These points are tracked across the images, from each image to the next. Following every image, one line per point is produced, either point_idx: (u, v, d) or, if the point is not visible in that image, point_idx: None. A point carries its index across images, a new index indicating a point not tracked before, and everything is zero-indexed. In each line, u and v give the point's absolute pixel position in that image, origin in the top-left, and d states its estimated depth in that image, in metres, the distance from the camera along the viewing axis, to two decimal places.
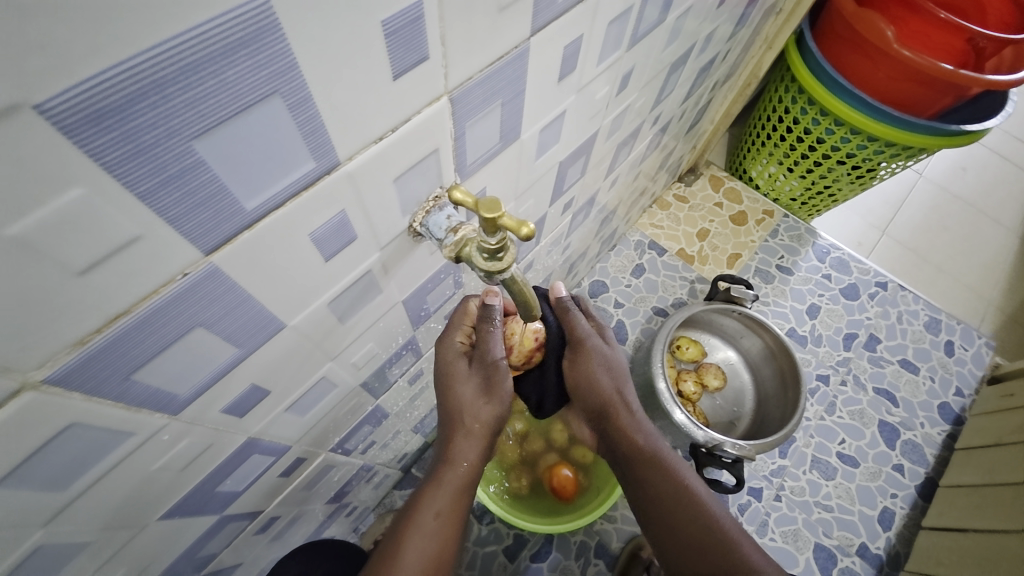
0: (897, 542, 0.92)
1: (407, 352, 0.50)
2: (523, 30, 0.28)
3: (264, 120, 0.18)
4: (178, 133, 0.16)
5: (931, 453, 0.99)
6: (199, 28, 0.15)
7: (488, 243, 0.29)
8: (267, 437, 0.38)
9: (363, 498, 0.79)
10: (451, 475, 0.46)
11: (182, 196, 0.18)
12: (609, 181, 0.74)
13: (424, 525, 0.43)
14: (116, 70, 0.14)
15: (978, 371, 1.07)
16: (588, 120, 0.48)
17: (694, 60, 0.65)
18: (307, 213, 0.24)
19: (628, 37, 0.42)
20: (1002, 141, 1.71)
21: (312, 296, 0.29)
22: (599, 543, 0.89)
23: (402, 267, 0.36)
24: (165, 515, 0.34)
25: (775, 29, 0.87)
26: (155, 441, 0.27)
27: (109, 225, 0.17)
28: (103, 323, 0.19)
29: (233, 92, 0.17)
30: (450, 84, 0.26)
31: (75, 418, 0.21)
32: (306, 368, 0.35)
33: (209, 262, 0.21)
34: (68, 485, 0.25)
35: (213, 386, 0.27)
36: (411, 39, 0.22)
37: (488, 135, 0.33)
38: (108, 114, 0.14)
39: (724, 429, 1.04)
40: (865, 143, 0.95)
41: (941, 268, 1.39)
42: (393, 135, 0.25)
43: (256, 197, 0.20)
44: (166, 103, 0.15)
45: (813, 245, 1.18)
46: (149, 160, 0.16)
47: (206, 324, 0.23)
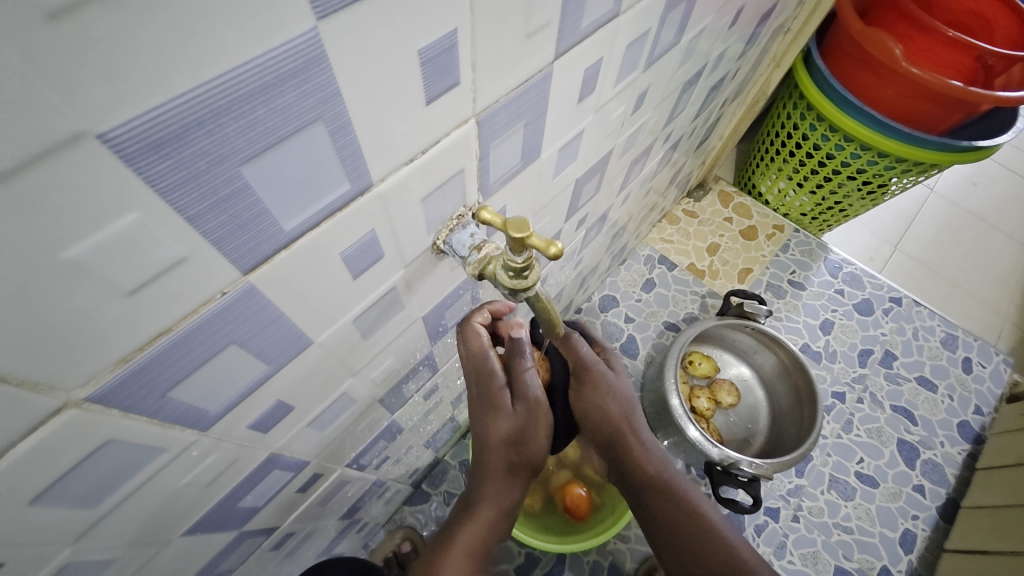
0: (919, 565, 0.90)
1: (424, 367, 0.50)
2: (547, 54, 0.29)
3: (307, 145, 0.19)
4: (229, 159, 0.17)
5: (953, 473, 0.97)
6: (253, 60, 0.15)
7: (514, 262, 0.29)
8: (288, 453, 0.38)
9: (374, 514, 0.78)
10: (483, 499, 0.46)
11: (227, 219, 0.18)
12: (621, 197, 0.75)
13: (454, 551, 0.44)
14: (177, 101, 0.14)
15: (998, 388, 1.05)
16: (604, 139, 0.49)
17: (705, 79, 0.66)
18: (340, 232, 0.24)
19: (644, 59, 0.43)
20: (1013, 156, 1.70)
21: (339, 313, 0.29)
22: (613, 562, 0.87)
23: (424, 284, 0.36)
24: (187, 531, 0.34)
25: (784, 48, 0.88)
26: (183, 457, 0.27)
27: (159, 248, 0.17)
28: (145, 341, 0.20)
29: (280, 119, 0.17)
30: (478, 107, 0.26)
31: (111, 435, 0.22)
32: (328, 385, 0.35)
33: (247, 281, 0.21)
34: (99, 502, 0.25)
35: (241, 402, 0.28)
36: (445, 65, 0.22)
37: (510, 154, 0.34)
38: (167, 142, 0.15)
39: (739, 446, 1.02)
40: (876, 159, 0.95)
41: (956, 284, 1.37)
42: (423, 156, 0.25)
43: (295, 218, 0.21)
44: (219, 131, 0.16)
45: (825, 260, 1.17)
46: (200, 186, 0.17)
47: (240, 341, 0.24)
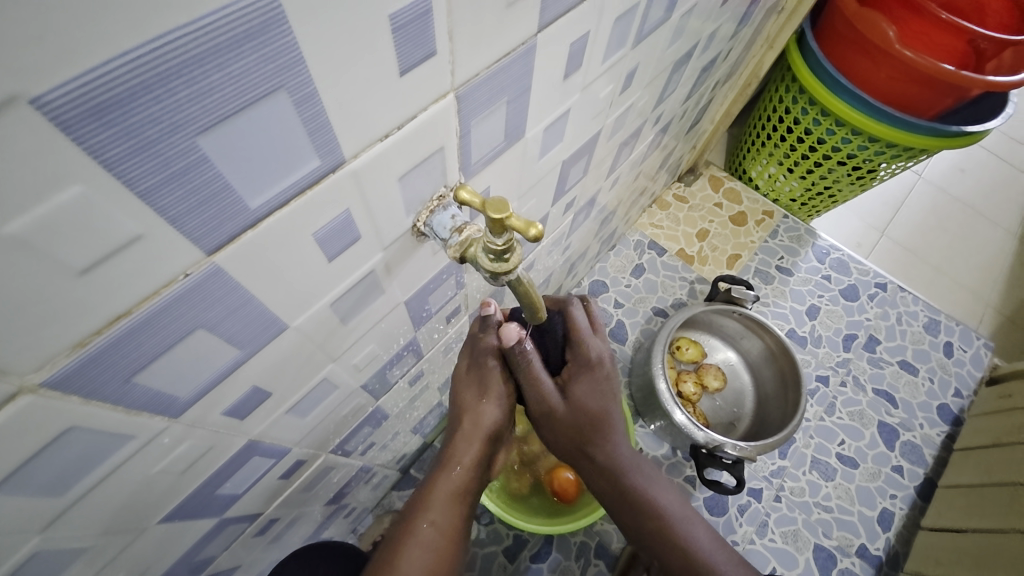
0: (896, 542, 0.92)
1: (408, 352, 0.50)
2: (530, 26, 0.27)
3: (270, 116, 0.18)
4: (182, 129, 0.16)
5: (931, 454, 1.00)
6: (203, 19, 0.14)
7: (494, 244, 0.28)
8: (268, 439, 0.37)
9: (361, 498, 0.78)
10: (447, 482, 0.45)
11: (184, 195, 0.17)
12: (610, 181, 0.74)
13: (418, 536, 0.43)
14: (118, 62, 0.13)
15: (977, 372, 1.08)
16: (591, 120, 0.48)
17: (696, 60, 0.65)
18: (313, 211, 0.23)
19: (632, 35, 0.42)
20: (1000, 143, 1.71)
21: (315, 296, 0.29)
22: (599, 543, 0.88)
23: (405, 268, 0.35)
24: (164, 518, 0.33)
25: (776, 29, 0.87)
26: (155, 444, 0.26)
27: (110, 224, 0.16)
28: (103, 325, 0.19)
29: (238, 86, 0.16)
30: (456, 81, 0.25)
31: (73, 422, 0.21)
32: (306, 370, 0.34)
33: (212, 262, 0.20)
34: (66, 490, 0.24)
35: (215, 387, 0.27)
36: (420, 34, 0.21)
37: (493, 133, 0.32)
38: (110, 108, 0.14)
39: (725, 430, 1.03)
40: (866, 143, 0.95)
41: (940, 270, 1.39)
42: (398, 132, 0.24)
43: (260, 196, 0.20)
44: (169, 97, 0.15)
45: (812, 246, 1.18)
46: (151, 157, 0.16)
47: (209, 325, 0.23)
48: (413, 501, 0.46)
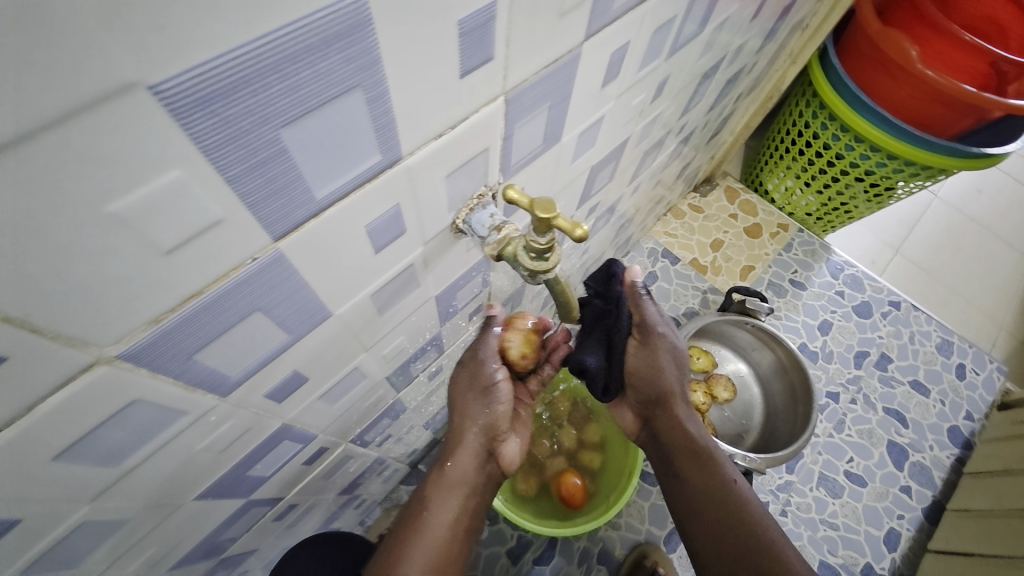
0: (902, 564, 0.92)
1: (431, 348, 0.51)
2: (577, 35, 0.28)
3: (344, 111, 0.19)
4: (270, 121, 0.17)
5: (940, 475, 0.99)
6: (301, 18, 0.15)
7: (537, 242, 0.29)
8: (298, 425, 0.38)
9: (371, 491, 0.79)
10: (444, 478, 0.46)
11: (263, 183, 0.18)
12: (631, 188, 0.75)
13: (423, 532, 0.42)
14: (227, 55, 0.14)
15: (990, 395, 1.07)
16: (621, 127, 0.49)
17: (723, 72, 0.66)
18: (367, 204, 0.24)
19: (667, 47, 0.42)
20: (1021, 166, 1.70)
21: (358, 287, 0.30)
22: (602, 549, 0.89)
23: (440, 263, 0.36)
24: (199, 496, 0.34)
25: (802, 44, 0.88)
26: (202, 422, 0.27)
27: (198, 209, 0.17)
28: (178, 303, 0.20)
29: (322, 83, 0.17)
30: (508, 85, 0.26)
31: (137, 395, 0.22)
32: (341, 359, 0.35)
33: (277, 248, 0.21)
34: (121, 461, 0.25)
35: (260, 371, 0.28)
36: (481, 39, 0.22)
37: (532, 136, 0.33)
38: (213, 100, 0.15)
39: (733, 441, 1.03)
40: (886, 161, 0.95)
41: (955, 290, 1.38)
42: (451, 132, 0.25)
43: (326, 187, 0.21)
44: (264, 91, 0.16)
45: (827, 261, 1.18)
46: (240, 145, 0.17)
47: (265, 309, 0.24)
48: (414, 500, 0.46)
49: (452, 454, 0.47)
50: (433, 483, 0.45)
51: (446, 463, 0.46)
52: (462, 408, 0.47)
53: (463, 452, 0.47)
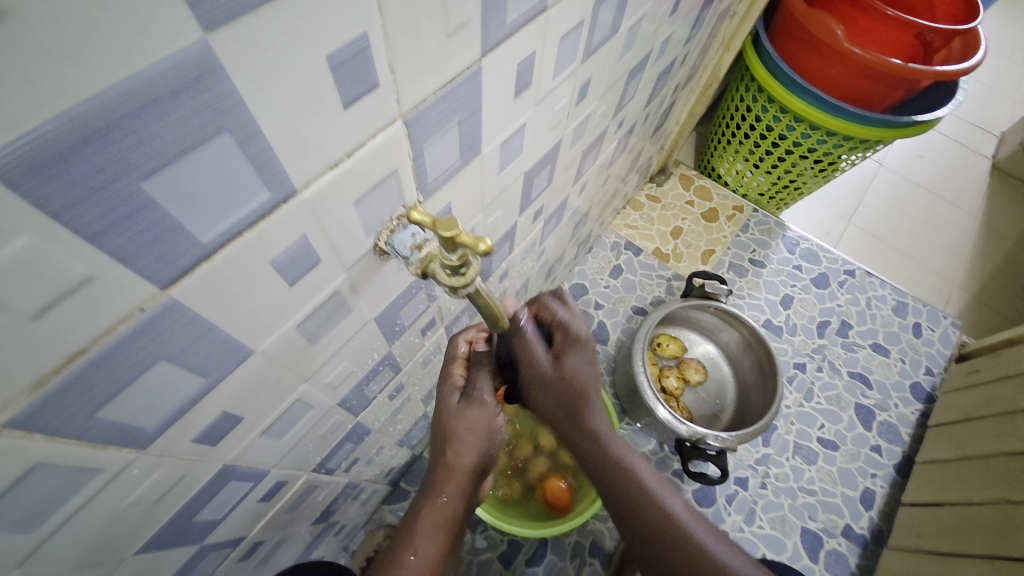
0: (879, 520, 0.95)
1: (385, 367, 0.50)
2: (472, 51, 0.29)
3: (214, 156, 0.19)
4: (127, 175, 0.17)
5: (906, 431, 1.03)
6: (138, 75, 0.15)
7: (450, 260, 0.30)
8: (244, 463, 0.38)
9: (351, 515, 0.78)
10: (434, 511, 0.46)
11: (134, 236, 0.18)
12: (578, 186, 0.76)
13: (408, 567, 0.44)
14: (59, 121, 0.14)
15: (946, 350, 1.11)
16: (550, 130, 0.49)
17: (653, 65, 0.67)
18: (265, 242, 0.24)
19: (582, 49, 0.43)
20: (957, 128, 1.78)
21: (279, 321, 0.29)
22: (593, 542, 0.89)
23: (371, 286, 0.36)
24: (141, 548, 0.34)
25: (732, 31, 0.90)
26: (125, 475, 0.27)
27: (60, 269, 0.17)
28: (61, 363, 0.19)
29: (181, 132, 0.17)
30: (403, 107, 0.26)
31: (38, 459, 0.21)
32: (278, 392, 0.35)
33: (168, 296, 0.21)
34: (38, 525, 0.24)
35: (182, 416, 0.27)
36: (359, 69, 0.22)
37: (448, 152, 0.34)
38: (53, 163, 0.15)
39: (708, 422, 1.06)
40: (824, 137, 0.99)
41: (906, 253, 1.44)
42: (349, 159, 0.25)
43: (212, 230, 0.21)
44: (110, 148, 0.16)
45: (782, 238, 1.21)
46: (98, 204, 0.17)
47: (170, 356, 0.24)
48: (403, 527, 0.47)
49: (441, 490, 0.47)
50: (422, 515, 0.47)
51: (437, 499, 0.47)
52: (456, 444, 0.47)
53: (453, 490, 0.47)
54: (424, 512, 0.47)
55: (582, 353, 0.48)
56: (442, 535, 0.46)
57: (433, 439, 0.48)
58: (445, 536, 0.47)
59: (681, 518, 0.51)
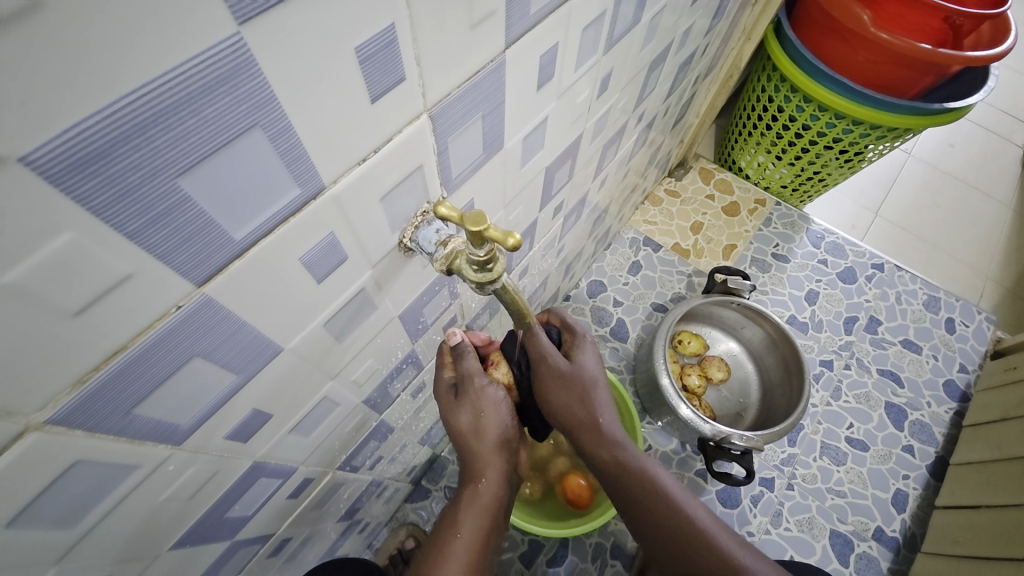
0: (912, 524, 0.92)
1: (408, 365, 0.50)
2: (496, 43, 0.28)
3: (246, 152, 0.19)
4: (162, 172, 0.17)
5: (940, 431, 0.99)
6: (174, 70, 0.15)
7: (477, 255, 0.29)
8: (273, 460, 0.38)
9: (374, 513, 0.79)
10: (474, 497, 0.46)
11: (170, 233, 0.18)
12: (598, 181, 0.75)
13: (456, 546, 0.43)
14: (98, 117, 0.14)
15: (981, 346, 1.07)
16: (571, 124, 0.49)
17: (673, 57, 0.66)
18: (294, 239, 0.24)
19: (604, 40, 0.42)
20: (988, 114, 1.72)
21: (307, 319, 0.29)
22: (615, 543, 0.88)
23: (396, 283, 0.36)
24: (176, 544, 0.34)
25: (753, 21, 0.88)
26: (160, 472, 0.27)
27: (102, 267, 0.17)
28: (101, 360, 0.19)
29: (214, 128, 0.17)
30: (429, 102, 0.26)
31: (78, 455, 0.22)
32: (306, 390, 0.35)
33: (202, 293, 0.21)
34: (79, 521, 0.25)
35: (214, 414, 0.28)
36: (387, 61, 0.22)
37: (471, 147, 0.33)
38: (94, 159, 0.15)
39: (732, 421, 1.04)
40: (850, 127, 0.96)
41: (936, 246, 1.39)
42: (376, 155, 0.25)
43: (244, 226, 0.21)
44: (148, 145, 0.16)
45: (806, 232, 1.18)
46: (135, 201, 0.17)
47: (204, 353, 0.24)
48: (439, 527, 0.46)
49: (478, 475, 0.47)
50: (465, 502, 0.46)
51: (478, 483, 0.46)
52: (479, 426, 0.46)
53: (490, 468, 0.46)
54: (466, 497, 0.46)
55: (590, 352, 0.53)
56: (489, 515, 0.45)
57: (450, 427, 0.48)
58: (492, 520, 0.45)
59: (705, 524, 0.51)
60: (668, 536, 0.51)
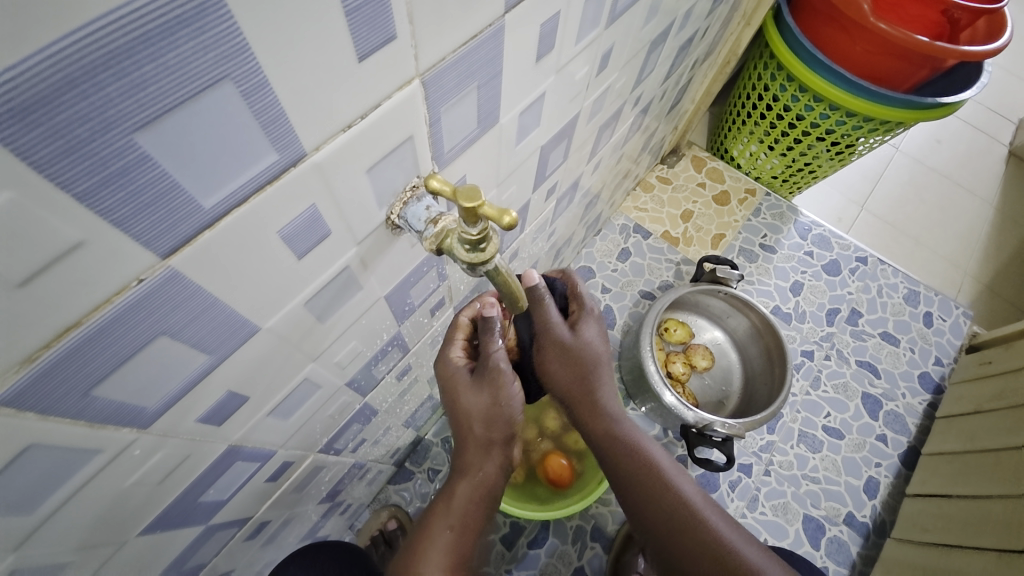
0: (883, 510, 0.95)
1: (393, 348, 0.49)
2: (496, 6, 0.26)
3: (215, 109, 0.17)
4: (117, 126, 0.15)
5: (913, 421, 1.02)
6: (130, 5, 0.13)
7: (469, 235, 0.28)
8: (250, 444, 0.36)
9: (356, 495, 0.78)
10: (467, 486, 0.46)
11: (128, 196, 0.17)
12: (592, 165, 0.73)
13: (438, 541, 0.43)
14: (38, 58, 0.12)
15: (957, 340, 1.09)
16: (568, 103, 0.47)
17: (673, 38, 0.64)
18: (270, 210, 0.22)
19: (605, 14, 0.40)
20: (976, 112, 1.73)
21: (287, 297, 0.28)
22: (595, 526, 0.89)
23: (381, 262, 0.35)
24: (145, 529, 0.33)
25: (754, 5, 0.86)
26: (126, 456, 0.26)
27: (48, 233, 0.15)
28: (53, 337, 0.18)
29: (178, 78, 0.15)
30: (421, 66, 0.24)
31: (31, 439, 0.20)
32: (285, 371, 0.33)
33: (168, 266, 0.19)
34: (36, 507, 0.23)
35: (185, 396, 0.26)
36: (376, 17, 0.20)
37: (465, 120, 0.31)
38: (35, 107, 0.13)
39: (714, 408, 1.05)
40: (844, 118, 0.95)
41: (919, 241, 1.41)
42: (362, 122, 0.23)
43: (215, 194, 0.19)
44: (98, 93, 0.14)
45: (795, 223, 1.19)
46: (85, 157, 0.15)
47: (171, 332, 0.22)
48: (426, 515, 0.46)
49: (472, 463, 0.46)
50: (456, 491, 0.46)
51: (469, 471, 0.46)
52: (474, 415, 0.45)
53: (485, 457, 0.46)
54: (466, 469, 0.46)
55: (594, 322, 0.51)
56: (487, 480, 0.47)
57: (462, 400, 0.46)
58: (475, 513, 0.46)
59: (696, 502, 0.51)
60: (659, 515, 0.51)
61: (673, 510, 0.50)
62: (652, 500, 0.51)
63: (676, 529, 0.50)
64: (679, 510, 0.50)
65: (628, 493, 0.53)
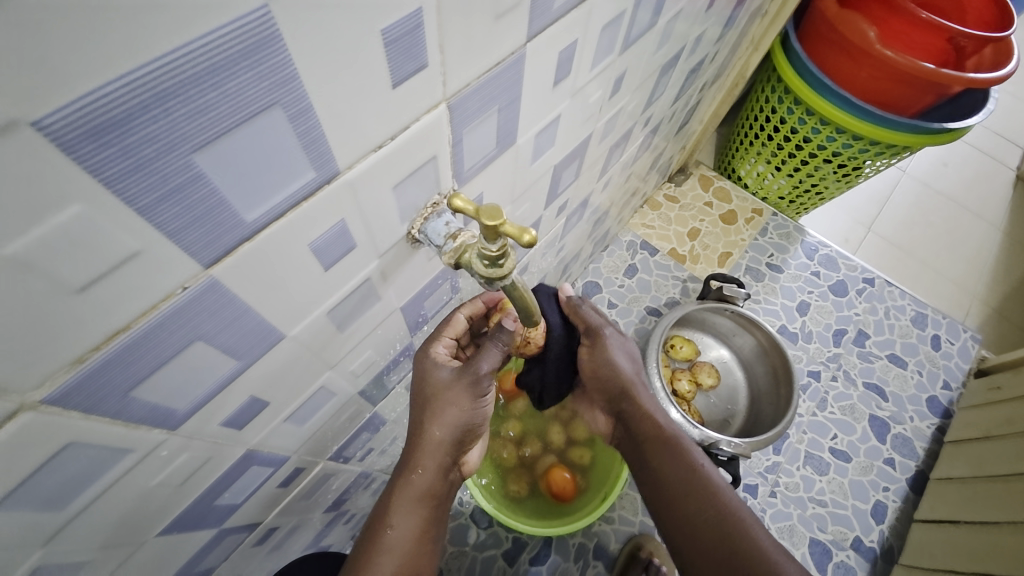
0: (891, 535, 0.93)
1: (405, 358, 0.50)
2: (519, 35, 0.28)
3: (263, 131, 0.18)
4: (178, 146, 0.16)
5: (921, 445, 1.01)
6: (201, 39, 0.14)
7: (488, 250, 0.29)
8: (266, 449, 0.37)
9: (361, 505, 0.78)
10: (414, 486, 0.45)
11: (181, 211, 0.18)
12: (602, 183, 0.74)
13: (388, 542, 0.43)
14: (116, 85, 0.14)
15: (966, 363, 1.09)
16: (582, 124, 0.48)
17: (683, 62, 0.66)
18: (304, 223, 0.23)
19: (620, 42, 0.42)
20: (984, 137, 1.74)
21: (312, 307, 0.29)
22: (598, 543, 0.89)
23: (400, 275, 0.36)
24: (163, 530, 0.33)
25: (763, 31, 0.88)
26: (153, 457, 0.27)
27: (109, 243, 0.17)
28: (102, 340, 0.19)
29: (234, 104, 0.17)
30: (448, 91, 0.26)
31: (73, 437, 0.21)
32: (304, 378, 0.34)
33: (209, 275, 0.21)
34: (68, 504, 0.24)
35: (211, 400, 0.27)
36: (411, 46, 0.21)
37: (485, 140, 0.33)
38: (109, 129, 0.14)
39: (719, 427, 1.04)
40: (851, 142, 0.97)
41: (927, 264, 1.41)
42: (392, 142, 0.25)
43: (256, 209, 0.20)
44: (165, 117, 0.15)
45: (802, 243, 1.19)
46: (149, 174, 0.16)
47: (206, 337, 0.23)
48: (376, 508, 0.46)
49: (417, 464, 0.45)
50: (400, 490, 0.45)
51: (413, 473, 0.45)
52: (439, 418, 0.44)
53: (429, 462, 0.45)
54: (402, 486, 0.45)
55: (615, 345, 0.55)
56: (426, 505, 0.46)
57: (414, 409, 0.45)
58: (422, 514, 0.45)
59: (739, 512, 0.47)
60: (693, 528, 0.47)
61: (712, 516, 0.46)
62: (689, 504, 0.48)
63: (712, 536, 0.45)
64: (716, 514, 0.47)
65: (663, 504, 0.50)
